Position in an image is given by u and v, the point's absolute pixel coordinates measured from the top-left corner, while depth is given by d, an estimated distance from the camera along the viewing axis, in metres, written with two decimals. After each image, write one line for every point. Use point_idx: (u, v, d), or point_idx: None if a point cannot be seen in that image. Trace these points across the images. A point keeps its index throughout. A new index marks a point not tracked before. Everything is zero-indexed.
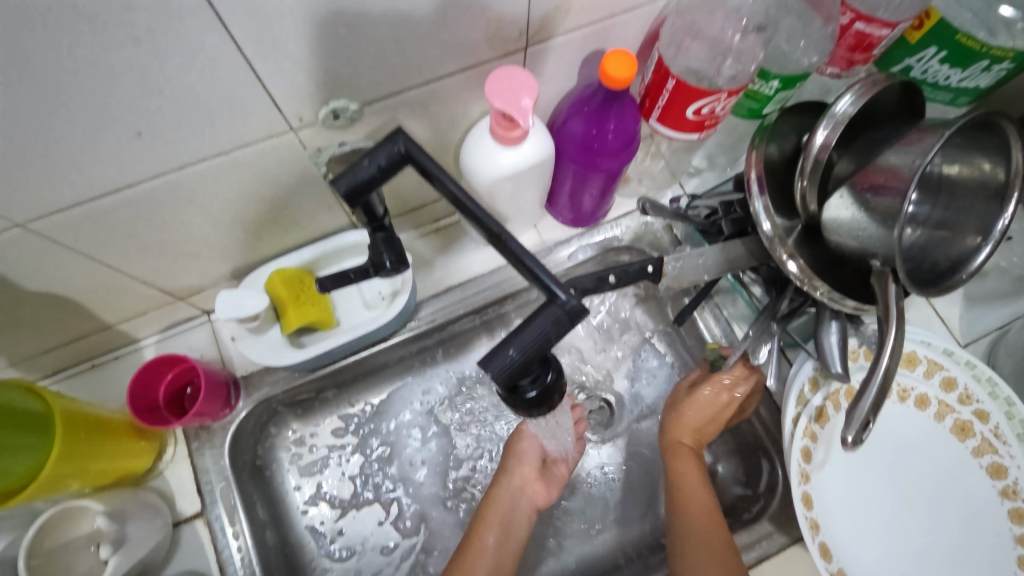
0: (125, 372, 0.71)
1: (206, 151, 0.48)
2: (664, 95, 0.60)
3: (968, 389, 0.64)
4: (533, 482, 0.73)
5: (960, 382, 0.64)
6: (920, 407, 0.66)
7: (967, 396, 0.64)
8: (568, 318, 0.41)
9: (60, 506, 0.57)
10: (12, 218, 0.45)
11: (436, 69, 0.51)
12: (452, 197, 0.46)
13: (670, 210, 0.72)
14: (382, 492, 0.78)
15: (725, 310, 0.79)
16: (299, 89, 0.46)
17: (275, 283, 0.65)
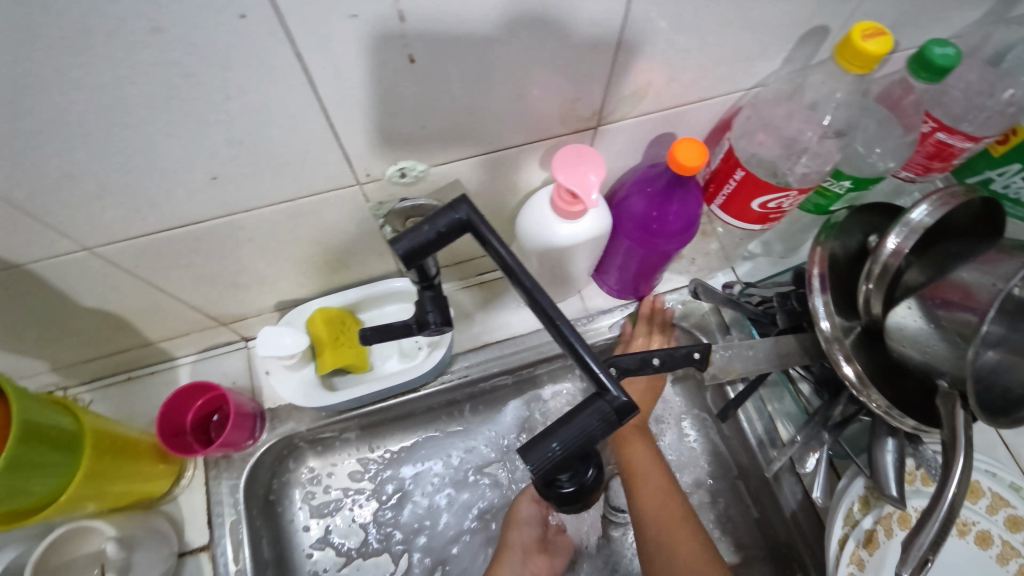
0: (158, 389, 0.72)
1: (273, 196, 0.48)
2: (729, 184, 0.58)
3: None
4: (533, 556, 0.72)
5: None
6: (982, 545, 0.60)
7: None
8: (615, 415, 0.39)
9: (73, 523, 0.57)
10: (81, 242, 0.46)
11: (506, 139, 0.52)
12: (506, 268, 0.44)
13: (723, 295, 0.67)
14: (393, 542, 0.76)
15: (769, 406, 0.73)
16: (372, 148, 0.47)
17: (316, 321, 0.65)
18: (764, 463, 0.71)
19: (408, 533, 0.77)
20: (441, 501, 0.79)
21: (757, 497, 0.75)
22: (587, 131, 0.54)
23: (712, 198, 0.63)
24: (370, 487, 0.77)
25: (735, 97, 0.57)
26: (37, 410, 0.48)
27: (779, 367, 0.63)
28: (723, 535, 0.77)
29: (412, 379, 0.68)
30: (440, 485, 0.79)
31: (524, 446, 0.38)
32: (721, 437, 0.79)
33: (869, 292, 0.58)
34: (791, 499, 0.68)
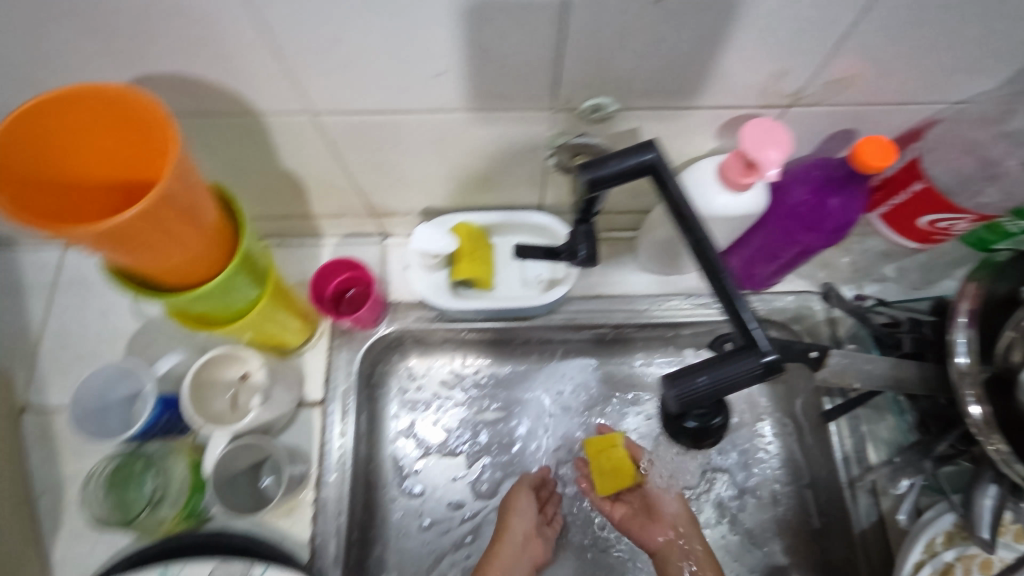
0: (300, 260, 0.79)
1: (477, 102, 0.52)
2: (901, 195, 0.59)
3: None
4: (532, 539, 0.75)
5: None
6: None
7: None
8: (761, 370, 0.41)
9: (228, 348, 0.66)
10: (311, 105, 0.52)
11: (701, 100, 0.53)
12: (682, 218, 0.47)
13: (851, 307, 0.68)
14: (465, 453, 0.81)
15: (865, 426, 0.73)
16: (583, 78, 0.50)
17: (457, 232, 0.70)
18: (845, 478, 0.73)
19: (494, 452, 0.82)
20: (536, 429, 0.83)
21: (825, 510, 0.75)
22: (776, 110, 0.54)
23: (875, 206, 0.64)
24: (464, 398, 0.83)
25: (934, 109, 0.56)
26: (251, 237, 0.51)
27: (890, 388, 0.64)
28: (778, 536, 0.77)
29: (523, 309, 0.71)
30: (539, 417, 0.83)
31: (672, 373, 0.42)
32: (801, 447, 0.78)
33: (1014, 339, 0.57)
34: (864, 518, 0.71)
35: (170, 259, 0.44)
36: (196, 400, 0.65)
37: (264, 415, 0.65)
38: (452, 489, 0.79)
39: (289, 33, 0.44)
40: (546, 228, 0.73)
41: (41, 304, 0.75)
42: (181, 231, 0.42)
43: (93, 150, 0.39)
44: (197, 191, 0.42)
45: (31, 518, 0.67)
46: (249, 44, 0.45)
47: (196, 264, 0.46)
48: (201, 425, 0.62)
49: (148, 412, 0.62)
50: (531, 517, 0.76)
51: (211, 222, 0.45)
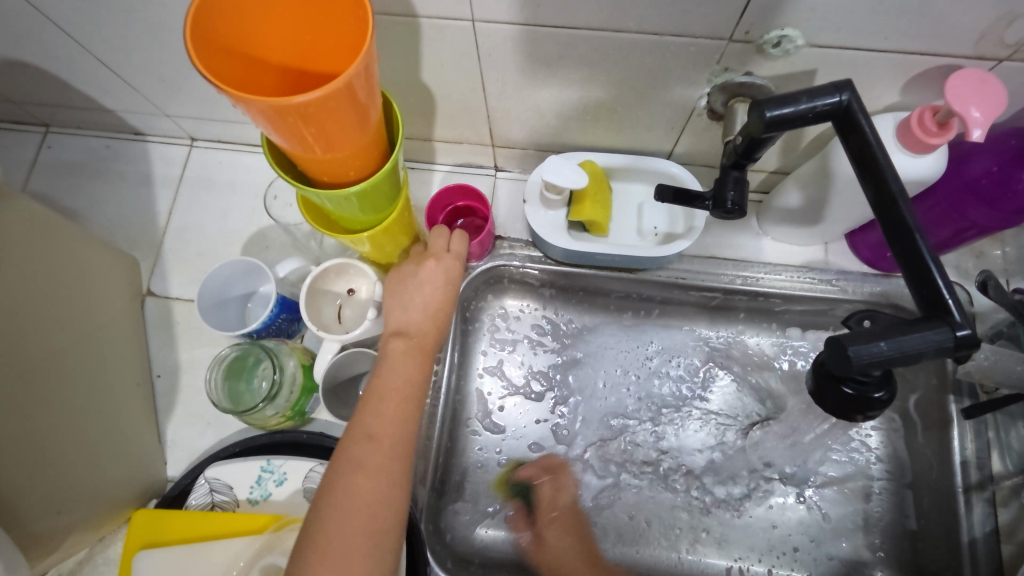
0: (412, 184, 0.79)
1: (648, 24, 0.49)
2: None
3: None
4: (415, 364, 0.55)
5: None
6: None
7: None
8: (954, 346, 0.37)
9: (343, 260, 0.67)
10: (474, 12, 0.49)
11: (900, 43, 0.47)
12: (873, 171, 0.42)
13: (1010, 300, 0.60)
14: (547, 398, 0.80)
15: (992, 432, 0.67)
16: (777, 5, 0.45)
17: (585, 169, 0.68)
18: (960, 484, 0.67)
19: (575, 401, 0.80)
20: (614, 382, 0.80)
21: (927, 513, 0.70)
22: (988, 63, 0.48)
23: None
24: (552, 345, 0.81)
25: None
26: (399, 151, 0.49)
27: None
28: (866, 534, 0.72)
29: (640, 258, 0.68)
30: (615, 376, 0.80)
31: (845, 335, 0.38)
32: (909, 447, 0.73)
33: None
34: (978, 526, 0.66)
35: (332, 154, 0.43)
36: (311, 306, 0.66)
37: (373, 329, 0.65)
38: (532, 434, 0.78)
39: None
40: (673, 177, 0.68)
41: (170, 199, 0.79)
42: (352, 126, 0.41)
43: (279, 27, 0.38)
44: (374, 85, 0.41)
45: (148, 394, 0.72)
46: None
47: (351, 165, 0.46)
48: (316, 330, 0.64)
49: (268, 312, 0.63)
50: (449, 279, 0.60)
51: (376, 124, 0.44)
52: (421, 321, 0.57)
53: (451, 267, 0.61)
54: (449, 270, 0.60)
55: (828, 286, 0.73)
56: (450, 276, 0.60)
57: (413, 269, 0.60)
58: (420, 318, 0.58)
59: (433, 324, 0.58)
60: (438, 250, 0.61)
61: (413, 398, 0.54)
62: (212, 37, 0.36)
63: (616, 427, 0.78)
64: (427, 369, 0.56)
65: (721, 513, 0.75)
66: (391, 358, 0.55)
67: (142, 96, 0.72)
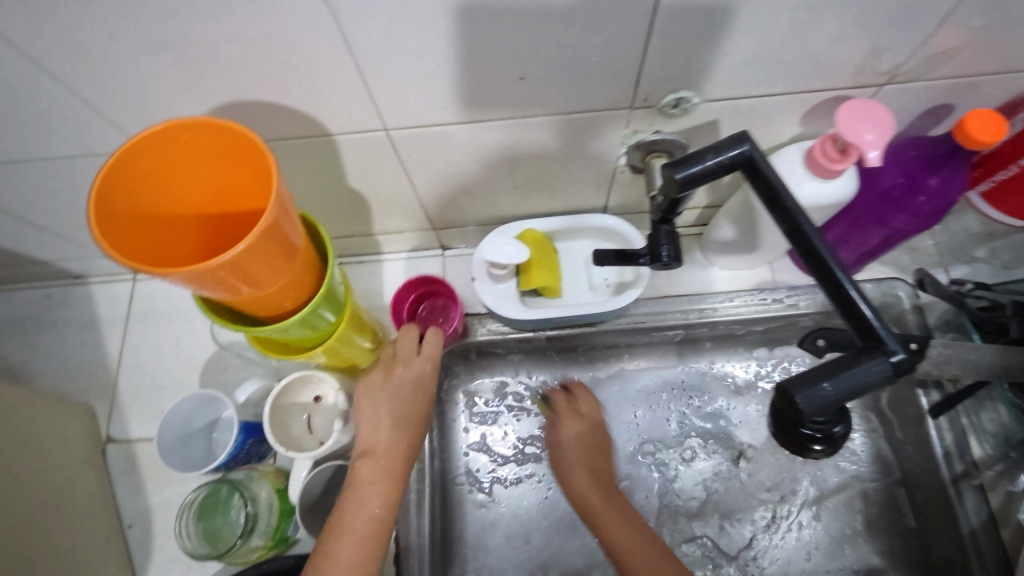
0: (363, 277, 0.79)
1: (554, 106, 0.51)
2: (1007, 171, 0.54)
3: None
4: (380, 498, 0.54)
5: None
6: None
7: None
8: (893, 372, 0.38)
9: (304, 371, 0.66)
10: (386, 122, 0.51)
11: (787, 85, 0.50)
12: (786, 212, 0.44)
13: (947, 292, 0.64)
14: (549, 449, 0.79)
15: (966, 418, 0.69)
16: (667, 73, 0.48)
17: (527, 238, 0.69)
18: (946, 474, 0.68)
19: None
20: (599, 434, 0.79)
21: (923, 508, 0.71)
22: (870, 89, 0.51)
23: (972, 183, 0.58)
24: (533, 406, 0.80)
25: None
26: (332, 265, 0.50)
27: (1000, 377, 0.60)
28: (870, 541, 0.72)
29: (595, 314, 0.69)
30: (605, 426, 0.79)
31: (792, 381, 0.39)
32: (890, 443, 0.74)
33: None
34: (973, 516, 0.66)
35: (264, 289, 0.43)
36: (278, 425, 0.64)
37: (344, 438, 0.64)
38: (526, 504, 0.77)
39: (372, 54, 0.43)
40: (613, 229, 0.70)
41: (118, 338, 0.77)
42: (278, 264, 0.41)
43: (185, 183, 0.39)
44: (293, 217, 0.41)
45: (120, 547, 0.68)
46: (330, 65, 0.44)
47: (287, 293, 0.46)
48: (285, 451, 0.62)
49: (233, 440, 0.62)
50: (420, 391, 0.60)
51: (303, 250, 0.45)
52: (389, 439, 0.57)
53: (421, 372, 0.61)
54: (418, 376, 0.60)
55: (780, 304, 0.74)
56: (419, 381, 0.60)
57: (379, 381, 0.59)
58: (393, 434, 0.58)
59: (405, 441, 0.58)
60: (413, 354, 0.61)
61: (379, 534, 0.53)
62: (115, 211, 0.36)
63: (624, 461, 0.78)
64: (395, 495, 0.55)
65: (730, 547, 0.74)
66: (359, 487, 0.54)
67: (73, 243, 0.71)
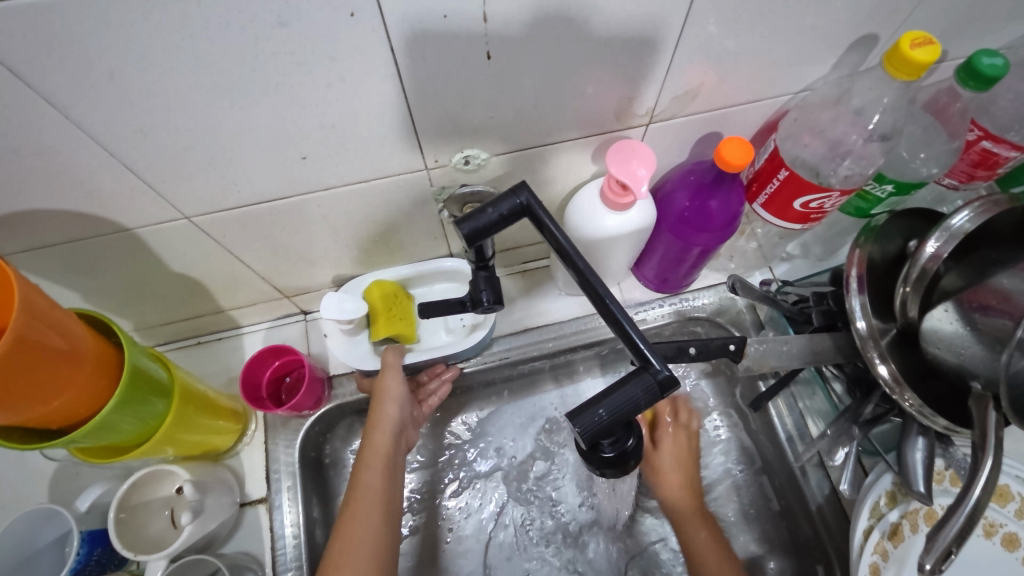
0: (223, 354, 0.77)
1: (351, 177, 0.53)
2: (772, 184, 0.60)
3: None
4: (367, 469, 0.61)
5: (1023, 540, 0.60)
6: (1009, 547, 0.60)
7: None
8: (658, 387, 0.42)
9: (152, 467, 0.63)
10: (184, 211, 0.51)
11: (566, 132, 0.55)
12: (562, 251, 0.48)
13: (759, 293, 0.70)
14: (448, 485, 0.80)
15: (800, 402, 0.75)
16: (447, 136, 0.51)
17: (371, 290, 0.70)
18: (791, 456, 0.74)
19: (459, 504, 0.79)
20: (490, 472, 0.81)
21: (782, 493, 0.76)
22: (638, 128, 0.57)
23: (755, 196, 0.65)
24: (422, 455, 0.81)
25: (781, 100, 0.58)
26: (137, 355, 0.50)
27: (812, 363, 0.65)
28: (746, 530, 0.77)
29: (455, 352, 0.71)
30: (494, 462, 0.81)
31: (572, 412, 0.42)
32: (749, 433, 0.80)
33: (906, 295, 0.63)
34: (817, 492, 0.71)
35: (46, 404, 0.43)
36: (126, 532, 0.60)
37: (200, 528, 0.62)
38: (424, 556, 0.76)
39: (137, 154, 0.44)
40: (461, 271, 0.73)
41: None
42: (58, 375, 0.42)
43: None
44: (58, 324, 0.42)
45: None
46: (99, 170, 0.44)
47: (78, 400, 0.45)
48: (134, 556, 0.58)
49: (76, 553, 0.58)
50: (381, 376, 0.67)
51: (87, 353, 0.45)
52: (386, 456, 0.63)
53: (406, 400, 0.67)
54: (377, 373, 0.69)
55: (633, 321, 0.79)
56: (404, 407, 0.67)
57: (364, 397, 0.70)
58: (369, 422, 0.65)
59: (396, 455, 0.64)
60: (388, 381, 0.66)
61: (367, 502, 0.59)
62: None
63: (517, 494, 0.80)
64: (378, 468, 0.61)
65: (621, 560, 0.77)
66: (366, 492, 0.60)
67: None
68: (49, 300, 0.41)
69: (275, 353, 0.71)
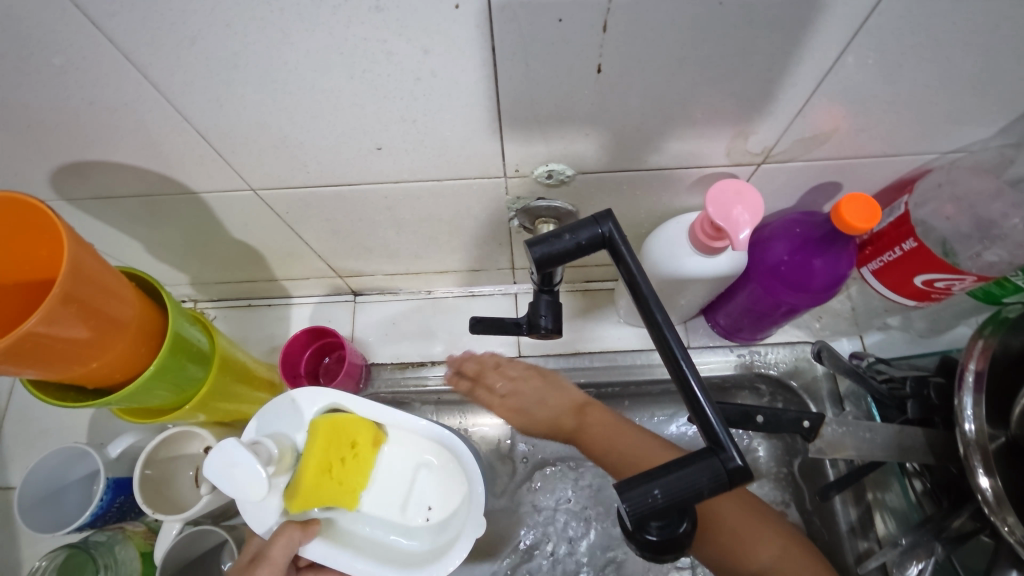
0: (271, 323, 0.76)
1: (423, 173, 0.49)
2: (893, 252, 0.53)
3: None
4: None
5: None
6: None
7: None
8: (727, 477, 0.37)
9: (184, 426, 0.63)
10: (250, 183, 0.49)
11: (663, 160, 0.49)
12: (640, 297, 0.43)
13: (846, 365, 0.63)
14: None
15: (870, 494, 0.67)
16: (532, 146, 0.46)
17: (321, 427, 0.53)
18: (851, 555, 0.66)
19: None
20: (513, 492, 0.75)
21: None
22: (748, 167, 0.51)
23: (865, 260, 0.57)
24: None
25: (926, 159, 0.50)
26: (180, 322, 0.49)
27: (896, 459, 0.57)
28: None
29: None
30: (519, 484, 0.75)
31: (622, 484, 0.37)
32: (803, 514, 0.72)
33: None
34: None
35: (84, 364, 0.42)
36: (150, 486, 0.61)
37: (218, 500, 0.60)
38: None
39: (210, 122, 0.41)
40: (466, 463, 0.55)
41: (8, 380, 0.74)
42: (100, 336, 0.41)
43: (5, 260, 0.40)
44: (106, 286, 0.40)
45: None
46: (172, 132, 0.42)
47: (116, 364, 0.44)
48: (153, 513, 0.58)
49: (99, 499, 0.59)
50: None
51: (128, 319, 0.43)
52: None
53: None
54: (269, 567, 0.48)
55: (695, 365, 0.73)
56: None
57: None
58: None
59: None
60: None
61: None
62: None
63: (540, 522, 0.73)
64: None
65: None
66: None
67: None
68: (99, 261, 0.40)
69: (316, 330, 0.70)
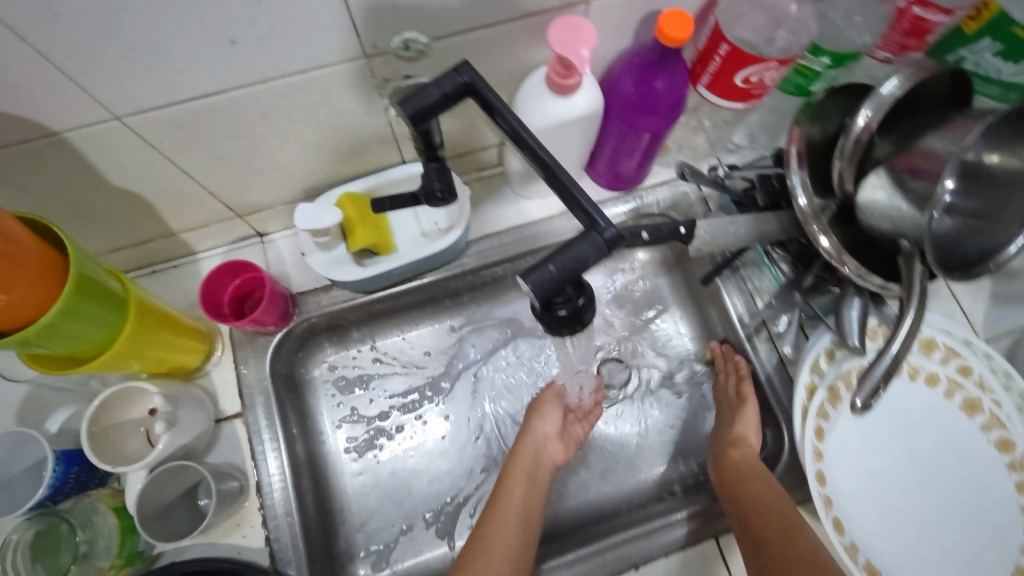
0: (181, 281, 0.76)
1: (286, 67, 0.51)
2: (714, 61, 0.61)
3: (952, 382, 0.68)
4: (552, 440, 0.75)
5: (942, 377, 0.68)
6: (969, 411, 0.68)
7: (954, 387, 0.68)
8: (606, 244, 0.44)
9: (118, 388, 0.63)
10: (113, 110, 0.49)
11: (504, 13, 0.54)
12: (510, 130, 0.48)
13: (708, 178, 0.74)
14: (421, 393, 0.81)
15: (749, 283, 0.78)
16: (379, 17, 0.50)
17: (343, 203, 0.68)
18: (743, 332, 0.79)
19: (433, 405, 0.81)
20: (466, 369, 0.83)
21: None
22: (580, 6, 0.57)
23: (698, 78, 0.66)
24: (397, 362, 0.82)
25: None
26: (80, 261, 0.49)
27: (758, 241, 0.69)
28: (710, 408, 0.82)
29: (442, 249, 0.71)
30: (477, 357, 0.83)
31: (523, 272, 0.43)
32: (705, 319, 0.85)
33: (843, 169, 0.64)
34: (767, 363, 0.77)
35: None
36: (99, 450, 0.61)
37: (174, 440, 0.62)
38: (403, 457, 0.79)
39: (50, 39, 0.41)
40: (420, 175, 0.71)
41: None
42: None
43: None
44: None
45: None
46: (12, 60, 0.42)
47: (21, 302, 0.45)
48: (112, 468, 0.59)
49: (52, 472, 0.59)
50: (556, 416, 0.76)
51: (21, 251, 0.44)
52: (529, 475, 0.70)
53: (555, 421, 0.76)
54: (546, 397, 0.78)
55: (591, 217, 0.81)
56: (554, 428, 0.75)
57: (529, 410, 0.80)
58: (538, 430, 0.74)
59: (538, 469, 0.72)
60: (534, 424, 0.75)
61: (528, 512, 0.67)
62: None
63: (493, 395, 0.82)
64: (534, 483, 0.70)
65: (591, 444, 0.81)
66: (513, 492, 0.68)
67: None
68: None
69: (228, 272, 0.70)
